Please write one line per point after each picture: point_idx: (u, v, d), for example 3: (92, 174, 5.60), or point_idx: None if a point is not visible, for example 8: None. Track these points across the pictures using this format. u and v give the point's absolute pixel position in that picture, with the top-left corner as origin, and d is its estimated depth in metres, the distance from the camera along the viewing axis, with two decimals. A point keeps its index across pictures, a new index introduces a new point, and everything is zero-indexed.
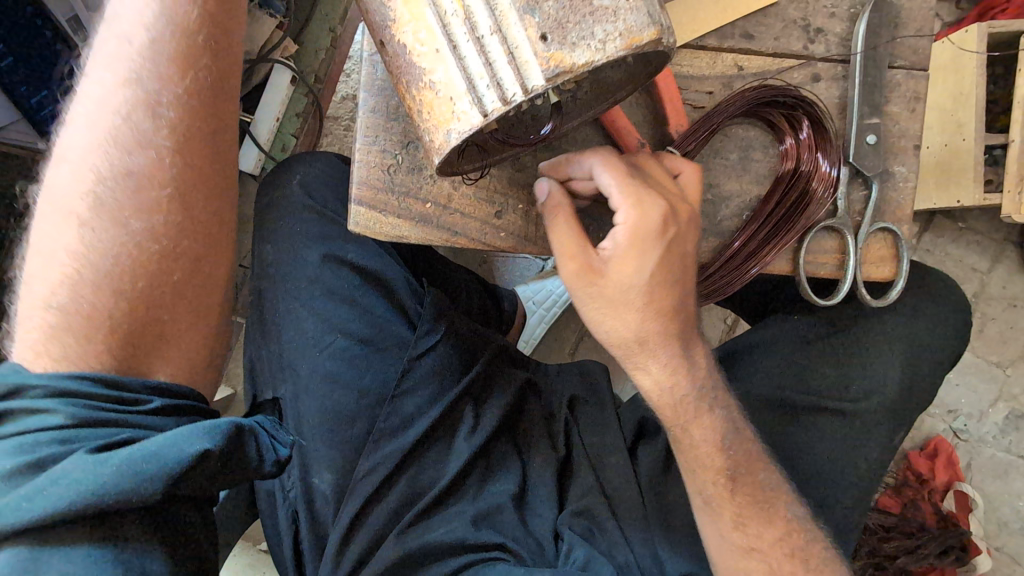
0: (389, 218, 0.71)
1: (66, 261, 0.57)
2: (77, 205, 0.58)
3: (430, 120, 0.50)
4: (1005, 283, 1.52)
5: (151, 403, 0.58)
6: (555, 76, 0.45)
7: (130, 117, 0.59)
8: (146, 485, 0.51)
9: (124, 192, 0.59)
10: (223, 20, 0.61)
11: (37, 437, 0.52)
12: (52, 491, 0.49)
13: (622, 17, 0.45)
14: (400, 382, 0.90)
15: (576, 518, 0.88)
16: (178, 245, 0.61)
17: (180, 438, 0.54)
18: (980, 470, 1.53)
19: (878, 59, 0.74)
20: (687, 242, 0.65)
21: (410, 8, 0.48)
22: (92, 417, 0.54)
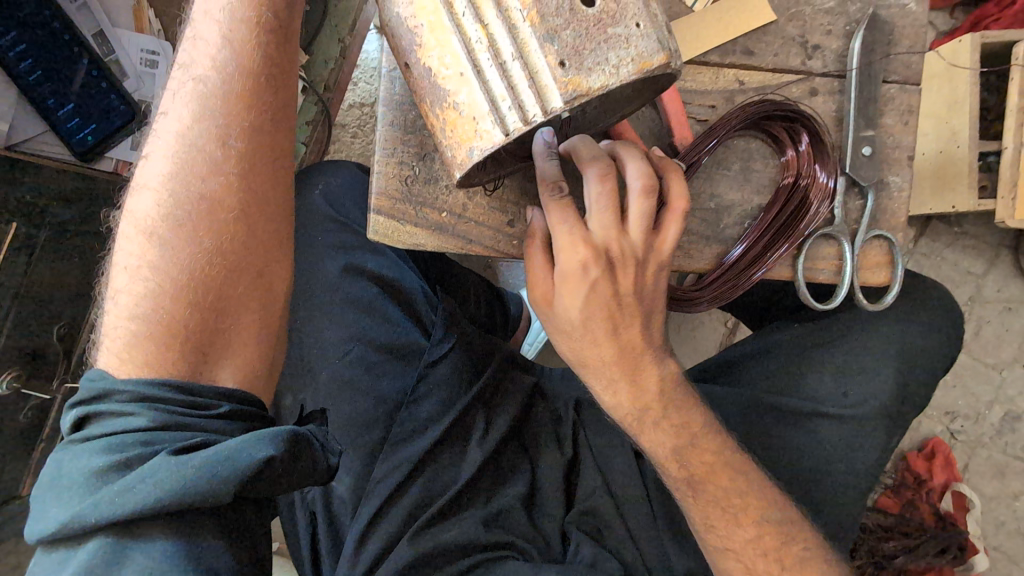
0: (406, 227, 0.75)
1: (147, 277, 0.60)
2: (157, 226, 0.61)
3: (453, 137, 0.53)
4: (1001, 287, 1.56)
5: (219, 408, 0.59)
6: (573, 99, 0.48)
7: (202, 147, 0.62)
8: (219, 485, 0.52)
9: (197, 214, 0.61)
10: (281, 60, 0.65)
11: (124, 438, 0.54)
12: (137, 489, 0.51)
13: (634, 43, 0.49)
14: (417, 388, 0.95)
15: (583, 517, 0.92)
16: (243, 262, 0.63)
17: (249, 443, 0.54)
18: (977, 470, 1.56)
19: (872, 75, 0.78)
20: (619, 279, 0.68)
21: (436, 35, 0.51)
22: (170, 420, 0.56)
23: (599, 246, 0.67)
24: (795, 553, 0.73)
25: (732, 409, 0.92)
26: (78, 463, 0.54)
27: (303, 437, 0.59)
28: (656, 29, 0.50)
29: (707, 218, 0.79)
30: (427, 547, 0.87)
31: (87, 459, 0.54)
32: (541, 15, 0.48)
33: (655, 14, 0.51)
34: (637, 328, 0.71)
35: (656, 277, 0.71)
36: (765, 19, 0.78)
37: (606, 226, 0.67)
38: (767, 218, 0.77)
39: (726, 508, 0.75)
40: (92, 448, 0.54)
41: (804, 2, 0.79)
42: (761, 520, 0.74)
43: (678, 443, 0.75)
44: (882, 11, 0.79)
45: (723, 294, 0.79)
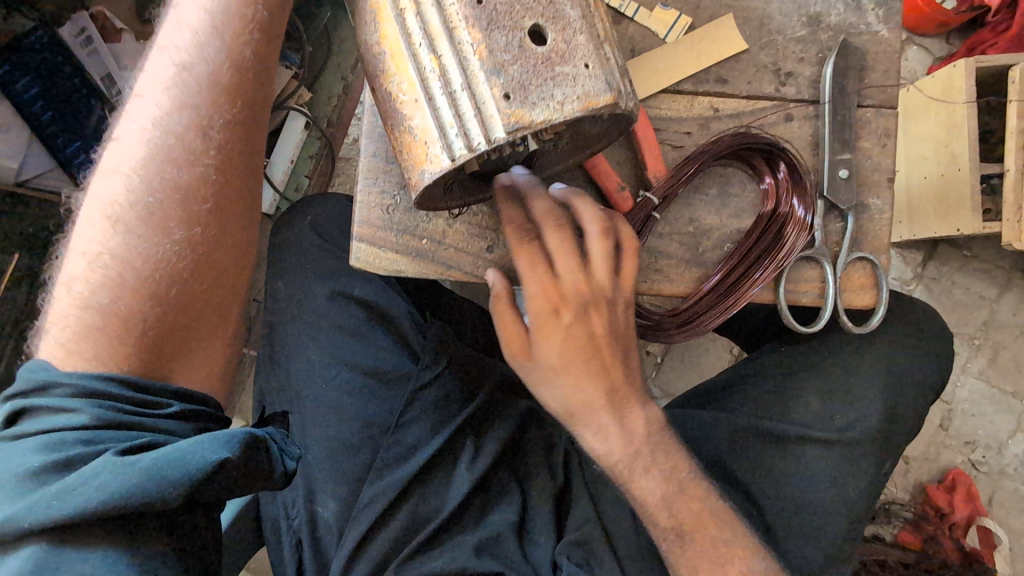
0: (388, 254, 0.76)
1: (107, 265, 0.60)
2: (122, 213, 0.61)
3: (408, 159, 0.55)
4: (1015, 311, 1.52)
5: (170, 407, 0.59)
6: (515, 131, 0.50)
7: (181, 137, 0.63)
8: (167, 489, 0.52)
9: (169, 203, 0.62)
10: (269, 59, 0.67)
11: (63, 436, 0.54)
12: (78, 492, 0.51)
13: (581, 82, 0.51)
14: (403, 413, 0.94)
15: (575, 547, 0.88)
16: (209, 256, 0.64)
17: (199, 446, 0.55)
18: (1003, 504, 1.49)
19: (846, 99, 0.79)
20: (592, 320, 0.69)
21: (397, 62, 0.54)
22: (115, 419, 0.56)
23: (568, 285, 0.68)
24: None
25: (718, 431, 0.90)
26: (12, 462, 0.53)
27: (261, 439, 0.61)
28: (606, 71, 0.52)
29: (686, 241, 0.79)
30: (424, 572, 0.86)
31: (23, 456, 0.53)
32: (490, 49, 0.50)
33: (607, 57, 0.53)
34: (620, 370, 0.71)
35: (629, 316, 0.72)
36: (737, 48, 0.80)
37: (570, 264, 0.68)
38: (743, 245, 0.77)
39: (711, 535, 0.72)
40: (27, 447, 0.54)
41: (775, 30, 0.81)
42: (749, 549, 0.73)
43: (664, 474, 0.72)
44: (854, 38, 0.80)
45: (691, 320, 0.79)
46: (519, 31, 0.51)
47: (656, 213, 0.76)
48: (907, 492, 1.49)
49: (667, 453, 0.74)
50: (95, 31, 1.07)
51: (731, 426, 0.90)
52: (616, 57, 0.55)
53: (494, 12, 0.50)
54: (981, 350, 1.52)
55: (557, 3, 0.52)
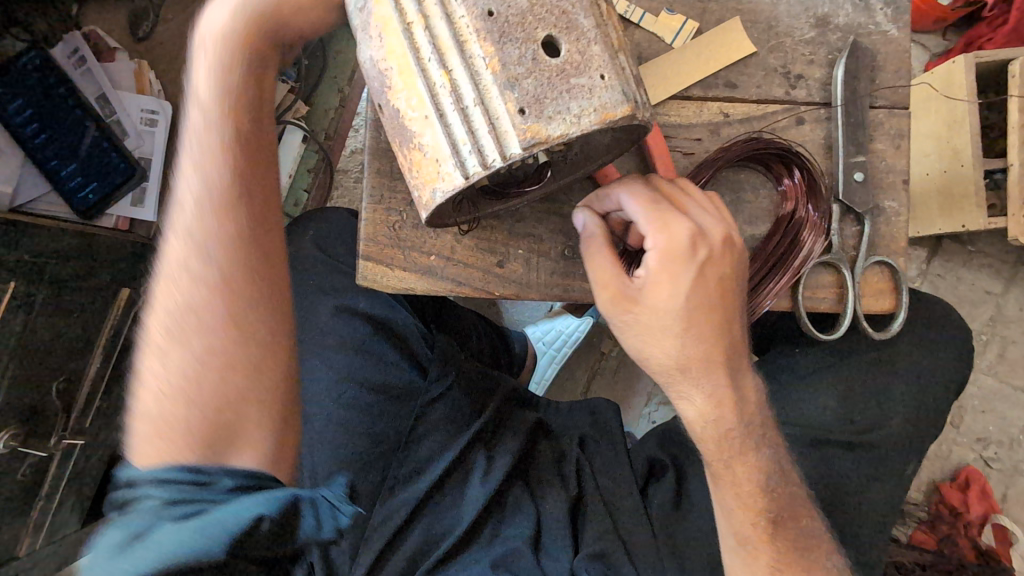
0: (395, 272, 0.74)
1: (175, 345, 0.63)
2: (163, 347, 0.63)
3: (419, 178, 0.54)
4: (1023, 305, 1.50)
5: (227, 482, 0.61)
6: (531, 146, 0.48)
7: (201, 250, 0.64)
8: (213, 546, 0.57)
9: (202, 318, 0.63)
10: (260, 135, 0.67)
11: (136, 515, 0.57)
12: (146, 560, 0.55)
13: (597, 94, 0.49)
14: (415, 428, 0.93)
15: (593, 560, 0.84)
16: (250, 338, 0.64)
17: (243, 512, 0.59)
18: (1017, 501, 1.47)
19: (858, 101, 0.77)
20: (721, 262, 0.65)
21: (405, 77, 0.52)
22: (181, 499, 0.59)
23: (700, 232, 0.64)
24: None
25: None
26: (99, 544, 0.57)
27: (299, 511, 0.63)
28: (622, 81, 0.50)
29: None
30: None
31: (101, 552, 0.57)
32: (503, 63, 0.48)
33: (622, 67, 0.51)
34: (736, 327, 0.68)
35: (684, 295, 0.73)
36: (744, 52, 0.78)
37: (700, 215, 0.65)
38: (760, 252, 0.76)
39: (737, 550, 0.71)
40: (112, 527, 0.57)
41: (784, 33, 0.79)
42: (797, 544, 0.71)
43: None
44: (864, 39, 0.79)
45: None
46: (532, 42, 0.49)
47: None
48: (922, 492, 1.47)
49: None
50: (89, 51, 1.07)
51: None
52: (631, 67, 0.53)
53: (506, 24, 0.49)
54: (990, 345, 1.50)
55: (570, 12, 0.50)
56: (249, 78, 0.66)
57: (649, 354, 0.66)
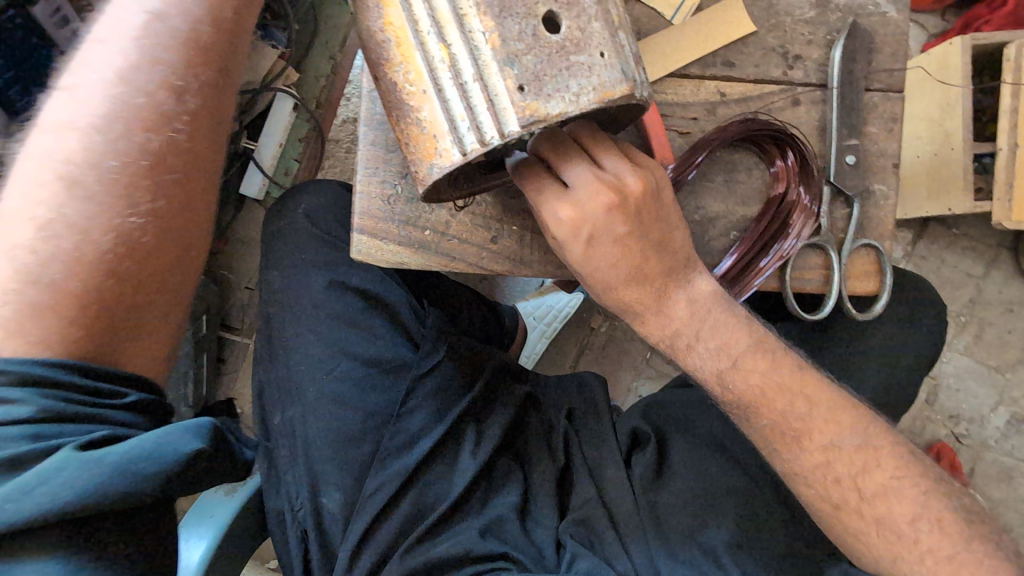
0: (389, 246, 0.75)
1: (60, 228, 0.57)
2: (58, 249, 0.57)
3: (416, 153, 0.54)
4: (1001, 288, 1.54)
5: (127, 398, 0.60)
6: (530, 125, 0.48)
7: (104, 149, 0.60)
8: (146, 482, 0.55)
9: (73, 207, 0.58)
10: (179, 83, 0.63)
11: (4, 431, 0.53)
12: (41, 490, 0.51)
13: (597, 72, 0.49)
14: (406, 401, 0.94)
15: (577, 527, 0.90)
16: (172, 229, 0.63)
17: (172, 440, 0.58)
18: (984, 475, 1.54)
19: (854, 82, 0.77)
20: (616, 225, 0.62)
21: (403, 50, 0.52)
22: (69, 412, 0.56)
23: (588, 198, 0.62)
24: (874, 476, 0.66)
25: None
26: None
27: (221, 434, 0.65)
28: (622, 60, 0.50)
29: (695, 230, 0.78)
30: (431, 556, 0.86)
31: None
32: (502, 38, 0.48)
33: (621, 45, 0.51)
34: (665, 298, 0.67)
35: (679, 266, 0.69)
36: (744, 30, 0.78)
37: (589, 175, 0.62)
38: (755, 231, 0.77)
39: None
40: None
41: (783, 11, 0.79)
42: (813, 437, 0.68)
43: None
44: (863, 19, 0.79)
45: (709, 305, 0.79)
46: (533, 18, 0.48)
47: None
48: None
49: None
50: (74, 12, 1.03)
51: None
52: (631, 45, 0.53)
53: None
54: (968, 326, 1.55)
55: None
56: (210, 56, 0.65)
57: (601, 303, 0.69)
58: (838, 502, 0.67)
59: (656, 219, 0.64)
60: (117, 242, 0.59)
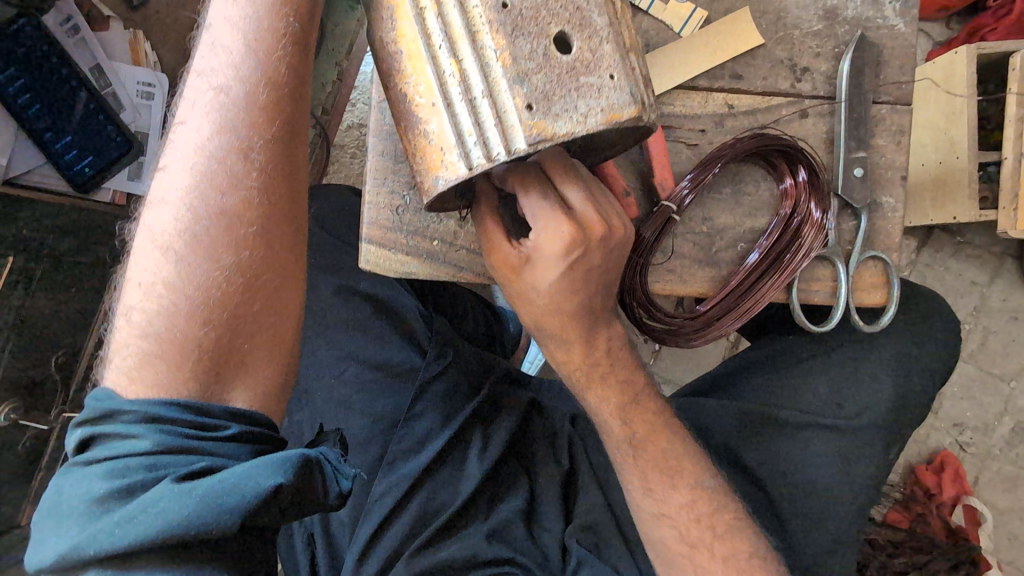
0: (398, 255, 0.75)
1: (162, 296, 0.56)
2: (161, 320, 0.56)
3: (423, 164, 0.54)
4: (1006, 296, 1.54)
5: (228, 429, 0.55)
6: (537, 143, 0.48)
7: (200, 211, 0.58)
8: (224, 519, 0.49)
9: (176, 275, 0.57)
10: (259, 132, 0.59)
11: (127, 462, 0.51)
12: (140, 519, 0.48)
13: (605, 94, 0.49)
14: (413, 405, 0.93)
15: (583, 532, 0.88)
16: (261, 277, 0.58)
17: (256, 470, 0.51)
18: (989, 484, 1.53)
19: (862, 96, 0.77)
20: (596, 256, 0.63)
21: (414, 63, 0.52)
22: (177, 445, 0.52)
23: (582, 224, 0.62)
24: (723, 516, 0.75)
25: (730, 424, 0.93)
26: (84, 488, 0.51)
27: (314, 461, 0.55)
28: (631, 83, 0.50)
29: (701, 242, 0.79)
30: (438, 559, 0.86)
31: (88, 484, 0.51)
32: (513, 56, 0.48)
33: (631, 67, 0.51)
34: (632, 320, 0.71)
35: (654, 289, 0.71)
36: (752, 43, 0.78)
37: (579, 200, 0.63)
38: (762, 247, 0.77)
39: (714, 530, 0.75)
40: (98, 470, 0.52)
41: (792, 24, 0.79)
42: (686, 478, 0.76)
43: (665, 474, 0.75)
44: (871, 32, 0.79)
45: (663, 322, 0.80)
46: (544, 37, 0.49)
47: (674, 217, 0.75)
48: (899, 474, 1.52)
49: (669, 445, 0.76)
50: (82, 19, 1.05)
51: (741, 417, 0.93)
52: (640, 68, 0.53)
53: (519, 18, 0.49)
54: (973, 335, 1.54)
55: (584, 10, 0.50)
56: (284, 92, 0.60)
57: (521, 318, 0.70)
58: (694, 542, 0.74)
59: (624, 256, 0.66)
60: (212, 303, 0.57)
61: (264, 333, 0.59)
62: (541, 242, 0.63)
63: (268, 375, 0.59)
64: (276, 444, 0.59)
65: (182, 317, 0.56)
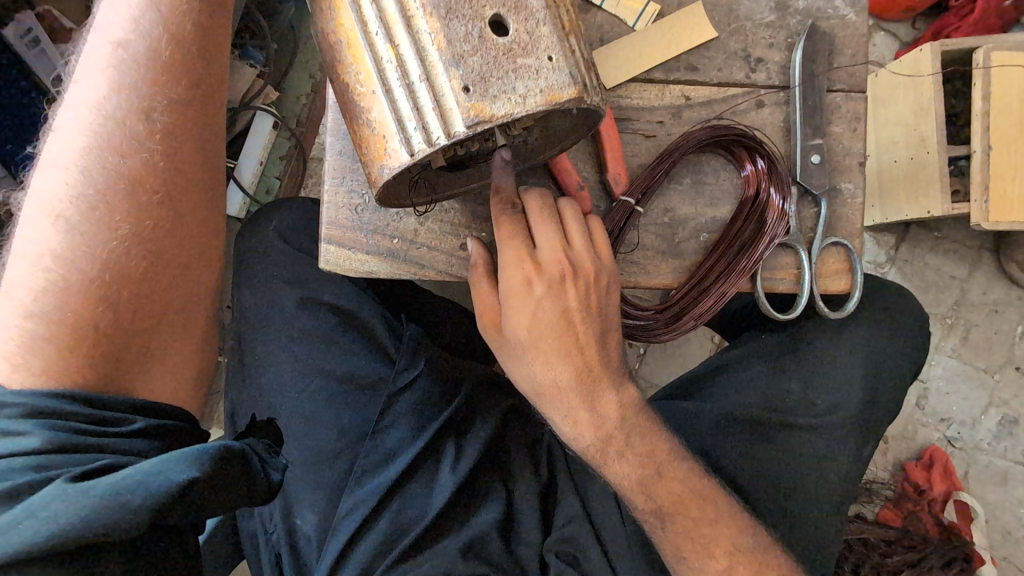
0: (357, 255, 0.74)
1: (52, 264, 0.56)
2: (56, 287, 0.56)
3: (367, 154, 0.54)
4: (986, 289, 1.55)
5: (133, 424, 0.57)
6: (475, 125, 0.48)
7: (96, 179, 0.58)
8: (129, 517, 0.48)
9: (69, 242, 0.57)
10: (160, 99, 0.60)
11: (10, 463, 0.50)
12: (28, 524, 0.46)
13: (544, 75, 0.49)
14: (382, 416, 0.91)
15: (562, 544, 0.87)
16: (163, 247, 0.61)
17: (167, 465, 0.51)
18: (978, 479, 1.52)
19: (816, 84, 0.78)
20: (567, 294, 0.67)
21: (353, 52, 0.52)
22: (71, 441, 0.52)
23: (549, 262, 0.67)
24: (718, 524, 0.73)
25: (706, 425, 0.91)
26: None
27: (234, 453, 0.56)
28: (571, 64, 0.50)
29: (664, 233, 0.78)
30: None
31: None
32: (448, 39, 0.48)
33: (571, 48, 0.51)
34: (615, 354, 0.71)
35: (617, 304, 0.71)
36: (705, 36, 0.79)
37: (551, 241, 0.68)
38: (724, 236, 0.77)
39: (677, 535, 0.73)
40: None
41: (744, 16, 0.80)
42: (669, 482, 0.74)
43: (635, 468, 0.73)
44: (822, 22, 0.80)
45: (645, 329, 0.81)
46: (480, 20, 0.49)
47: (637, 209, 0.75)
48: (888, 471, 1.51)
49: (642, 438, 0.73)
50: (43, 33, 1.03)
51: (721, 417, 0.91)
52: (581, 50, 0.53)
53: (453, 1, 0.49)
54: (955, 328, 1.54)
55: None
56: (184, 58, 0.61)
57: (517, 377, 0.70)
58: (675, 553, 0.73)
59: (601, 295, 0.69)
60: (113, 272, 0.58)
61: (172, 303, 0.62)
62: (513, 285, 0.67)
63: (178, 348, 0.63)
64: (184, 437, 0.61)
65: (79, 284, 0.57)
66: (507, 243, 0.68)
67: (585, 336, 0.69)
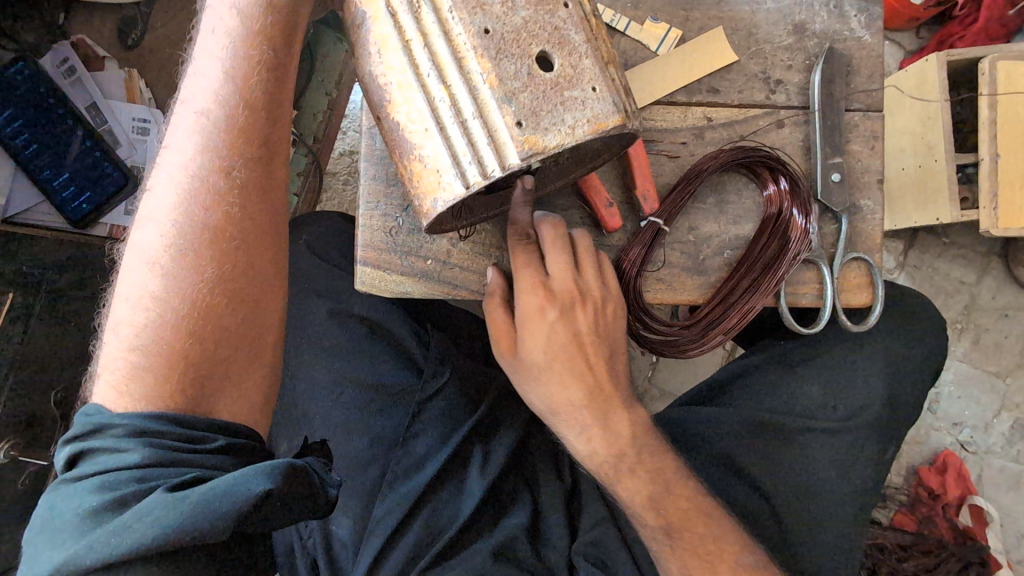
0: (392, 276, 0.77)
1: (149, 309, 0.59)
2: (148, 335, 0.59)
3: (419, 188, 0.56)
4: (995, 293, 1.57)
5: (215, 441, 0.57)
6: (529, 157, 0.51)
7: (182, 229, 0.61)
8: (213, 525, 0.50)
9: (161, 292, 0.59)
10: (239, 153, 0.63)
11: (118, 475, 0.53)
12: (133, 527, 0.49)
13: (590, 105, 0.52)
14: (412, 426, 0.93)
15: (590, 548, 0.88)
16: (242, 289, 0.62)
17: (245, 478, 0.53)
18: (991, 482, 1.53)
19: (834, 105, 0.81)
20: (577, 319, 0.73)
21: (404, 90, 0.54)
22: (166, 457, 0.54)
23: (562, 287, 0.72)
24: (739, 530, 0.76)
25: (727, 434, 0.93)
26: (70, 504, 0.52)
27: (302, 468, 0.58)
28: (613, 93, 0.53)
29: (689, 251, 0.80)
30: None
31: (77, 499, 0.52)
32: (500, 77, 0.51)
33: (611, 78, 0.54)
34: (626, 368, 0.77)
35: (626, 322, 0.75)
36: (726, 59, 0.81)
37: (562, 268, 0.73)
38: (749, 253, 0.79)
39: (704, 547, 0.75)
40: (87, 486, 0.53)
41: (763, 39, 0.83)
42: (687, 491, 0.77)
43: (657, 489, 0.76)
44: (839, 44, 0.83)
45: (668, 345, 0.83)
46: (527, 58, 0.52)
47: (664, 228, 0.77)
48: (903, 476, 1.52)
49: (658, 456, 0.77)
50: (77, 60, 1.10)
51: (743, 424, 0.92)
52: (620, 79, 0.56)
53: (502, 41, 0.51)
54: (965, 333, 1.56)
55: (562, 29, 0.53)
56: (259, 116, 0.64)
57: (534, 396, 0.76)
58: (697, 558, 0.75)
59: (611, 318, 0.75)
60: (197, 317, 0.60)
61: (249, 341, 0.62)
62: (529, 311, 0.72)
63: (255, 380, 0.62)
64: (262, 454, 0.62)
65: (167, 330, 0.59)
66: (523, 271, 0.73)
67: (598, 354, 0.74)
